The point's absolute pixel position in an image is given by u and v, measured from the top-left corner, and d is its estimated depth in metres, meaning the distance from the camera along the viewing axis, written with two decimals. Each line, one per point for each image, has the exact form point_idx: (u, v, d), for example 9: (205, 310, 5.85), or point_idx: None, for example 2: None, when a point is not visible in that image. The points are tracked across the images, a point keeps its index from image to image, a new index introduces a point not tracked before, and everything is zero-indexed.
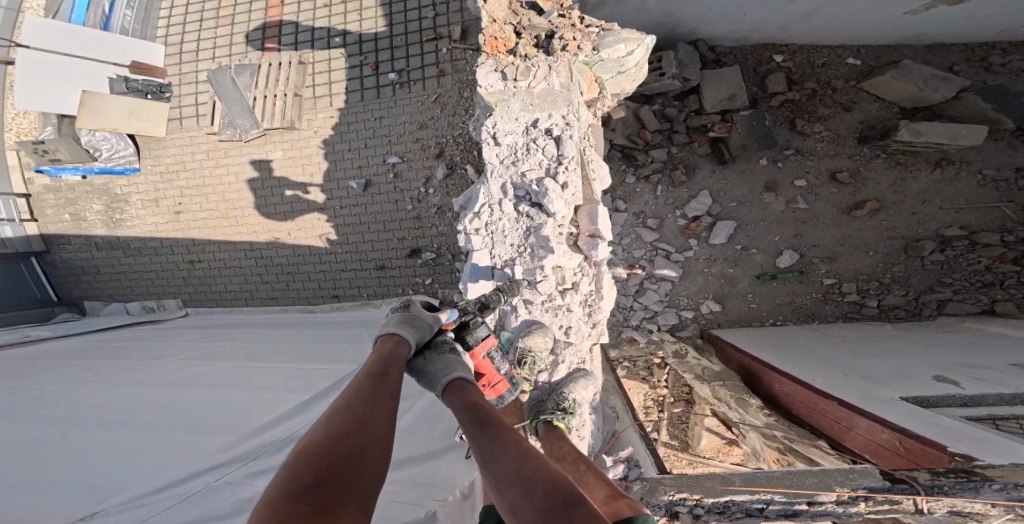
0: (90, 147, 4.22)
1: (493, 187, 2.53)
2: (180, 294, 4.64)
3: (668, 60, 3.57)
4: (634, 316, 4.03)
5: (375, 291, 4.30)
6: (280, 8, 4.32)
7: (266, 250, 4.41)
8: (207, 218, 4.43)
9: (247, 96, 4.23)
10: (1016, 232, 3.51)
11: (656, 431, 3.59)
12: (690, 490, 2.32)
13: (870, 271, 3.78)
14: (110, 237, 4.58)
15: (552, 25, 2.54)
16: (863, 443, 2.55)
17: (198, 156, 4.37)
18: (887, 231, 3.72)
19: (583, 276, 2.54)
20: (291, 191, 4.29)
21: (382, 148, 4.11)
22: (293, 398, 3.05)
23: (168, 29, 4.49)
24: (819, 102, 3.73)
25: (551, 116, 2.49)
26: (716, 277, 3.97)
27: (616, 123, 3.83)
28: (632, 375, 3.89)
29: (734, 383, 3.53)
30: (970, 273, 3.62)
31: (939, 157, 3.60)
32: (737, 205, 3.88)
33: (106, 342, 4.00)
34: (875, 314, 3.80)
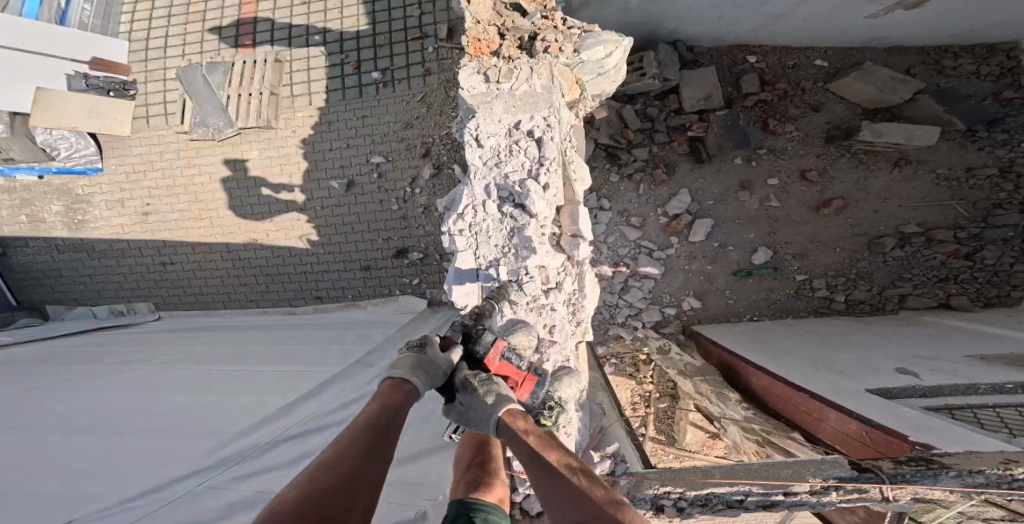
0: (46, 146, 4.01)
1: (476, 188, 2.49)
2: (152, 297, 4.51)
3: (648, 60, 3.65)
4: (620, 313, 4.08)
5: (360, 292, 4.26)
6: (255, 4, 4.22)
7: (243, 252, 4.32)
8: (179, 218, 4.31)
9: (220, 94, 4.11)
10: (968, 228, 3.68)
11: (643, 427, 3.71)
12: (681, 485, 2.39)
13: (839, 267, 3.91)
14: (72, 239, 4.42)
15: (535, 27, 2.60)
16: (834, 434, 2.64)
17: (169, 156, 4.24)
18: (852, 229, 3.86)
19: (567, 275, 2.56)
20: (269, 191, 4.20)
21: (365, 148, 4.07)
22: (274, 401, 3.15)
23: (132, 25, 4.31)
24: (790, 103, 3.83)
25: (533, 118, 2.48)
26: (696, 274, 4.06)
27: (600, 123, 3.85)
28: (620, 373, 3.95)
29: (714, 378, 3.61)
30: (927, 269, 3.79)
31: (899, 156, 3.75)
32: (714, 203, 3.98)
33: (70, 348, 3.86)
34: (843, 309, 3.94)
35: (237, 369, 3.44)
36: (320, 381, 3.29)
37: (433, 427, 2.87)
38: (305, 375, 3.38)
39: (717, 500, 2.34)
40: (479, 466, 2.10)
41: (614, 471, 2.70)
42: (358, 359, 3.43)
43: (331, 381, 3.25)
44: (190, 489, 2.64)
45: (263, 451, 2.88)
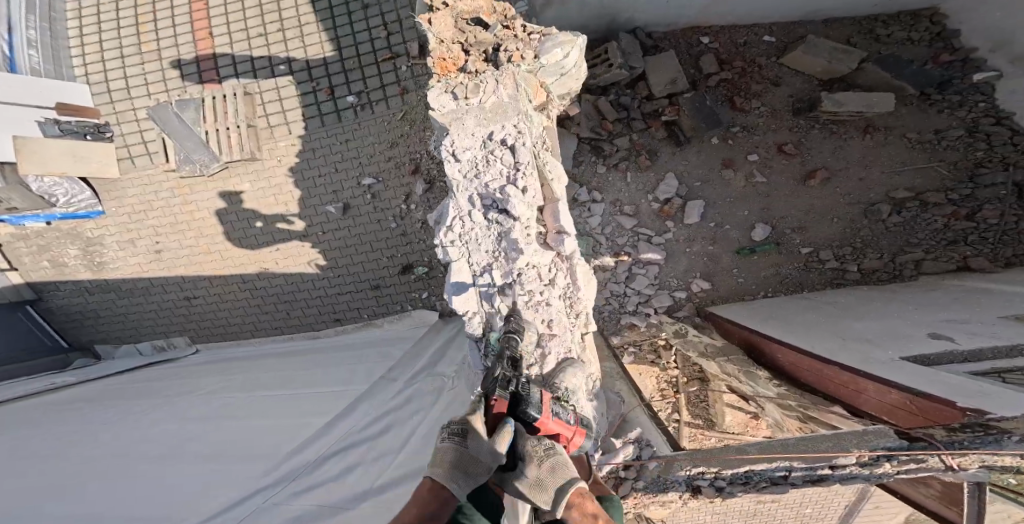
0: (44, 194, 4.05)
1: (461, 199, 2.43)
2: (186, 330, 4.65)
3: (613, 50, 3.61)
4: (629, 302, 3.99)
5: (375, 311, 4.34)
6: (210, 39, 4.26)
7: (258, 281, 4.44)
8: (190, 254, 4.45)
9: (200, 131, 4.15)
10: (958, 190, 3.65)
11: (676, 413, 3.76)
12: (706, 464, 2.50)
13: (842, 237, 3.84)
14: (98, 279, 4.58)
15: (497, 38, 2.55)
16: (878, 405, 2.45)
17: (166, 196, 4.36)
18: (845, 197, 3.82)
19: (557, 271, 2.44)
20: (269, 220, 4.32)
21: (354, 171, 4.17)
22: (315, 421, 3.22)
23: (86, 67, 4.34)
24: (750, 80, 3.85)
25: (504, 127, 2.43)
26: (698, 255, 3.98)
27: (580, 118, 3.85)
28: (639, 361, 3.88)
29: (739, 358, 3.53)
30: (932, 233, 3.70)
31: (865, 124, 3.80)
32: (702, 184, 3.93)
33: (124, 385, 3.97)
34: (858, 279, 3.81)
35: (269, 394, 3.52)
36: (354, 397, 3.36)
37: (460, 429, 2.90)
38: (338, 394, 3.46)
39: (759, 476, 2.44)
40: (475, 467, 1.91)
41: (639, 455, 2.73)
42: (382, 375, 3.50)
43: (360, 398, 3.31)
44: (258, 507, 2.72)
45: (314, 468, 2.93)
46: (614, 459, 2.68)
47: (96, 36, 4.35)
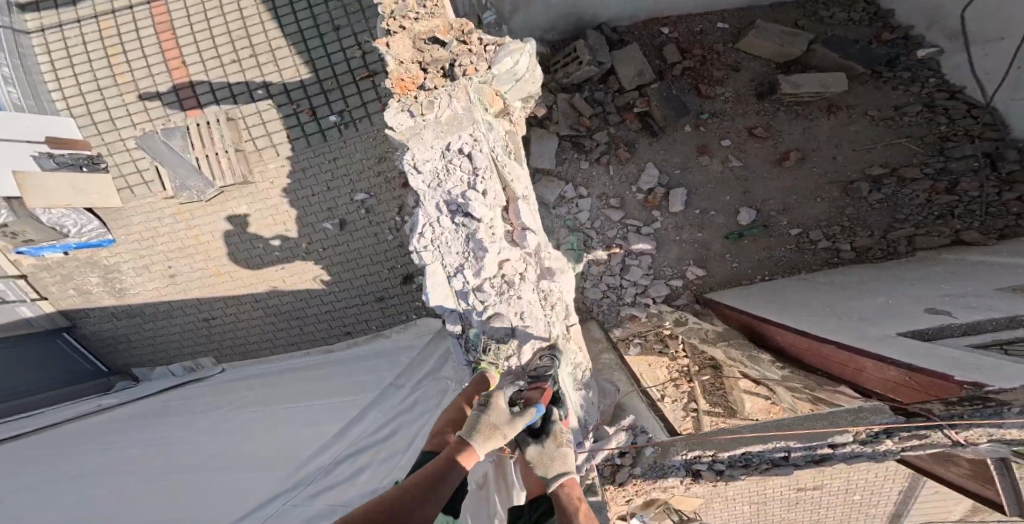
0: (55, 225, 4.18)
1: (429, 208, 2.49)
2: (211, 350, 4.76)
3: (581, 49, 3.79)
4: (627, 293, 4.03)
5: (382, 322, 4.46)
6: (184, 67, 4.31)
7: (269, 299, 4.55)
8: (201, 278, 4.54)
9: (190, 157, 4.18)
10: (931, 164, 3.75)
11: (694, 402, 3.82)
12: (700, 448, 2.58)
13: (829, 217, 3.90)
14: (123, 305, 4.66)
15: (453, 54, 2.58)
16: (882, 383, 2.41)
17: (166, 222, 4.43)
18: (823, 177, 3.91)
19: (526, 267, 2.51)
20: (267, 241, 4.41)
21: (346, 188, 4.28)
22: (330, 428, 3.20)
23: (67, 102, 4.36)
24: (711, 67, 4.03)
25: (461, 138, 2.49)
26: (689, 242, 4.03)
27: (558, 117, 3.95)
28: (646, 351, 3.90)
29: (738, 342, 3.53)
30: (918, 207, 3.75)
31: (828, 104, 3.93)
32: (681, 171, 4.02)
33: (163, 403, 4.05)
34: (853, 258, 3.83)
35: (283, 408, 3.55)
36: (365, 405, 3.34)
37: None
38: (349, 404, 3.43)
39: (760, 460, 2.48)
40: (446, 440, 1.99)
41: (635, 441, 2.77)
42: (390, 383, 3.48)
43: (370, 406, 3.30)
44: (279, 509, 2.63)
45: (329, 471, 2.89)
46: (608, 444, 2.73)
47: (68, 69, 4.36)
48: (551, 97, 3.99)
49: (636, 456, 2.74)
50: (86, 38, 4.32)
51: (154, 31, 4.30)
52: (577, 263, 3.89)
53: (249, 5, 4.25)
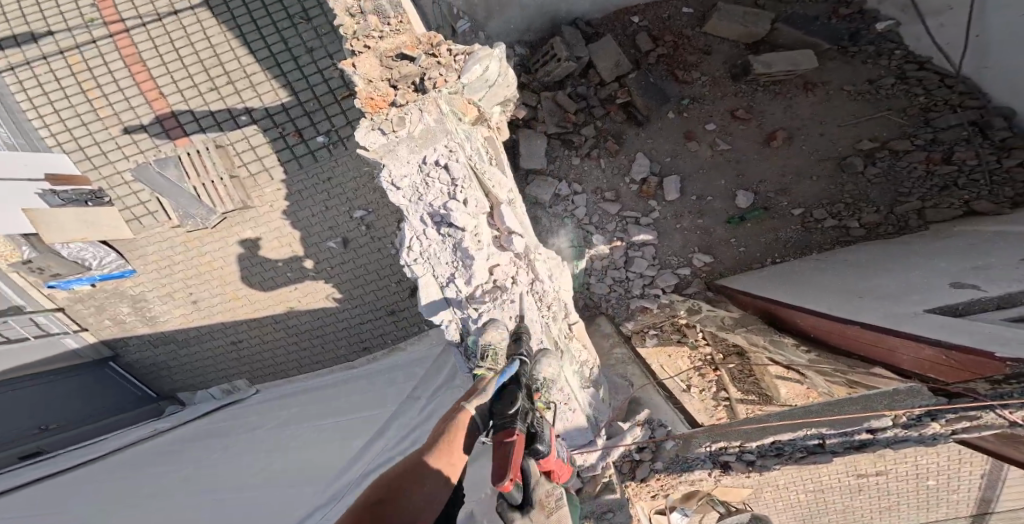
0: (76, 259, 4.34)
1: (414, 221, 2.50)
2: (244, 372, 4.89)
3: (558, 46, 4.00)
4: (635, 285, 4.04)
5: (396, 334, 4.61)
6: (163, 98, 4.54)
7: (286, 319, 4.69)
8: (218, 303, 4.69)
9: (185, 187, 4.37)
10: (921, 135, 3.86)
11: (724, 390, 3.65)
12: (721, 437, 2.46)
13: (830, 195, 3.96)
14: (157, 332, 4.80)
15: (422, 68, 2.70)
16: (918, 363, 2.19)
17: (173, 250, 4.60)
18: (814, 155, 4.02)
19: (518, 269, 2.54)
20: (277, 263, 4.57)
21: (344, 206, 4.48)
22: (356, 443, 3.13)
23: (56, 138, 4.51)
24: (685, 52, 4.23)
25: (436, 150, 2.49)
26: (691, 230, 4.10)
27: (545, 116, 4.13)
28: (666, 341, 3.85)
29: (757, 328, 3.39)
30: (919, 180, 3.82)
31: (804, 82, 4.11)
32: (671, 159, 4.16)
33: (204, 425, 4.02)
34: (864, 234, 3.85)
35: (303, 426, 3.51)
36: (384, 419, 3.27)
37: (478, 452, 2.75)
38: (368, 419, 3.36)
39: (793, 448, 2.31)
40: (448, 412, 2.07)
41: (653, 435, 2.81)
42: (407, 395, 3.42)
43: (392, 418, 3.24)
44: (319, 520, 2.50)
45: (362, 482, 2.76)
46: (625, 440, 2.71)
47: (51, 106, 4.53)
48: (534, 97, 4.15)
49: (656, 451, 2.72)
50: (58, 72, 4.53)
51: (126, 65, 4.54)
52: (579, 259, 4.00)
53: (215, 31, 4.54)
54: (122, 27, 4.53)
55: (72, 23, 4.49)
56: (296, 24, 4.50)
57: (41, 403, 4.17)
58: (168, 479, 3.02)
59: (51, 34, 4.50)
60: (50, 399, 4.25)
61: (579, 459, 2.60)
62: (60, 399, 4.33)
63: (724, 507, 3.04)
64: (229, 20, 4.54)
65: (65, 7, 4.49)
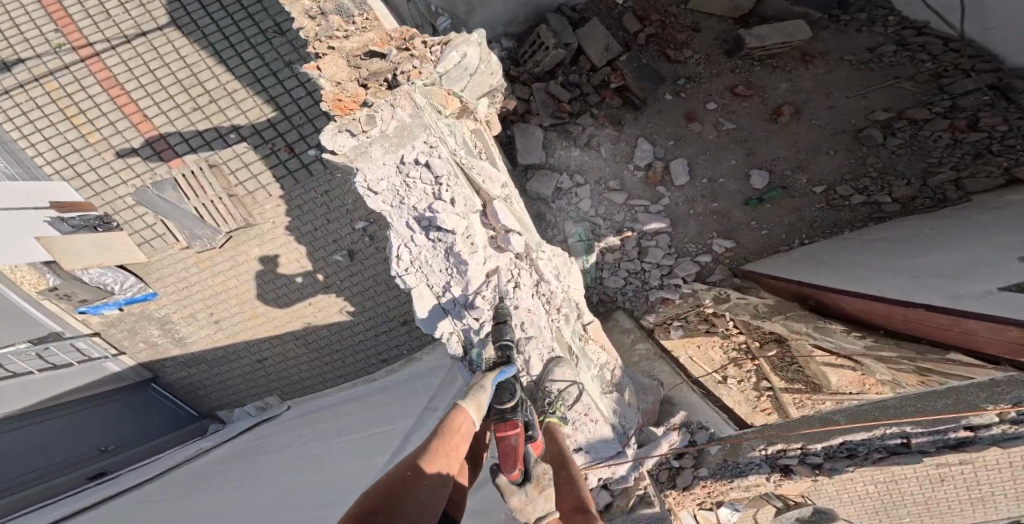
0: (99, 284, 4.42)
1: (400, 227, 2.45)
2: (274, 390, 4.97)
3: (545, 35, 3.96)
4: (652, 276, 3.89)
5: (412, 345, 4.68)
6: (149, 121, 4.56)
7: (305, 335, 4.76)
8: (239, 322, 4.75)
9: (187, 207, 4.41)
10: (939, 103, 3.74)
11: (766, 381, 3.48)
12: (778, 439, 2.34)
13: (853, 169, 3.80)
14: (188, 354, 4.88)
15: (394, 64, 2.76)
16: (1003, 345, 1.83)
17: (188, 272, 4.65)
18: (827, 128, 3.91)
19: (519, 270, 2.49)
20: (292, 278, 4.64)
21: (344, 218, 4.55)
22: (379, 462, 3.02)
23: (52, 165, 4.49)
24: (673, 31, 4.17)
25: (414, 147, 2.42)
26: (707, 215, 3.96)
27: (538, 107, 4.06)
28: (693, 332, 3.69)
29: (797, 312, 2.99)
30: (946, 150, 3.66)
31: (801, 54, 4.06)
32: (675, 142, 4.06)
33: (246, 441, 3.99)
34: (899, 210, 3.63)
35: (324, 445, 3.45)
36: (402, 435, 3.17)
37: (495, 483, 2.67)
38: (387, 435, 3.27)
39: (868, 449, 2.22)
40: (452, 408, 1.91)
41: (693, 440, 2.65)
42: (426, 407, 3.31)
43: (412, 432, 3.11)
44: None
45: None
46: (660, 449, 2.58)
47: (39, 135, 4.51)
48: (527, 89, 4.07)
49: (699, 457, 2.58)
50: (37, 99, 4.53)
51: (104, 89, 4.56)
52: (589, 253, 3.89)
53: (188, 50, 4.60)
54: (91, 51, 4.57)
55: (40, 49, 4.53)
56: (270, 38, 4.58)
57: (103, 426, 4.50)
58: (203, 499, 3.06)
59: (22, 62, 4.52)
60: (109, 421, 4.56)
61: (608, 471, 2.52)
62: (117, 420, 4.62)
63: (783, 501, 2.62)
64: (201, 38, 4.61)
65: (29, 35, 4.53)
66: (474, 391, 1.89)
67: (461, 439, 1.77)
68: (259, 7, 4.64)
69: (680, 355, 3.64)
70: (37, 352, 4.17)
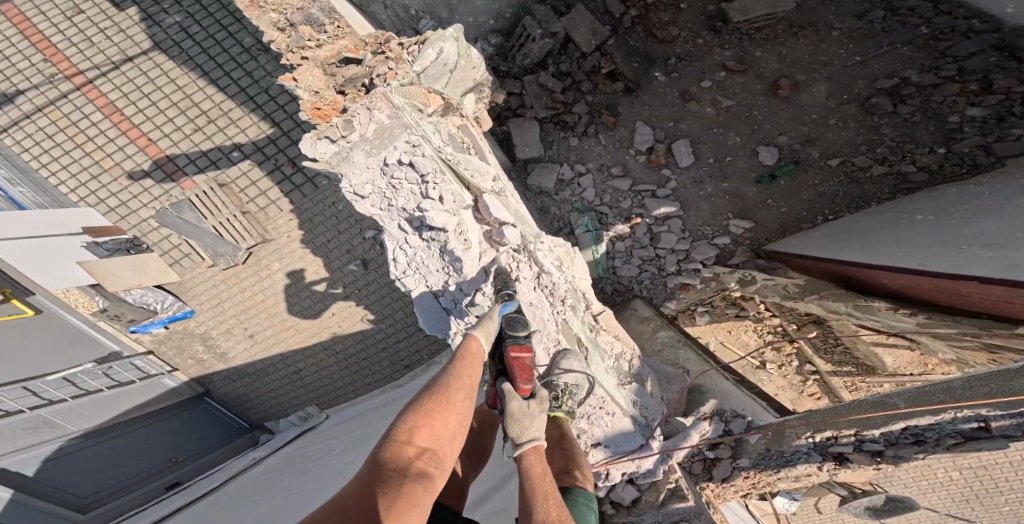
0: (142, 303, 4.56)
1: (393, 230, 2.61)
2: (312, 399, 4.96)
3: (530, 26, 3.89)
4: (668, 262, 3.78)
5: (431, 348, 4.66)
6: (154, 144, 4.62)
7: (334, 344, 4.77)
8: (269, 335, 4.78)
9: (206, 226, 4.46)
10: (945, 67, 3.56)
11: (810, 363, 3.36)
12: (827, 428, 2.19)
13: (867, 139, 3.64)
14: (235, 368, 4.90)
15: (370, 67, 2.80)
16: None
17: (216, 290, 4.69)
18: (831, 100, 3.76)
19: (517, 261, 2.49)
20: (314, 290, 4.67)
21: (354, 227, 4.57)
22: None
23: (78, 192, 4.54)
24: (657, 11, 4.04)
25: (396, 148, 2.42)
26: (720, 197, 3.84)
27: (531, 101, 3.99)
28: (720, 317, 3.57)
29: (835, 293, 2.80)
30: (962, 116, 3.47)
31: (790, 25, 3.91)
32: (674, 123, 3.98)
33: (299, 448, 3.94)
34: (926, 179, 3.44)
35: (353, 452, 3.44)
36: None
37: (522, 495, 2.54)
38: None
39: (939, 435, 2.09)
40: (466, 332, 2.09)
41: (729, 429, 2.54)
42: None
43: None
44: None
45: None
46: (690, 441, 2.49)
47: (55, 161, 4.56)
48: (518, 83, 4.01)
49: (738, 447, 2.53)
50: (44, 129, 4.59)
51: (104, 115, 4.63)
52: (597, 243, 3.81)
53: (177, 73, 4.67)
54: (83, 78, 4.62)
55: (35, 80, 4.60)
56: (255, 56, 4.65)
57: (154, 440, 4.88)
58: (246, 508, 3.14)
59: (22, 93, 4.59)
60: (161, 435, 4.92)
61: (632, 466, 2.52)
62: (168, 434, 4.95)
63: (848, 491, 2.77)
64: (186, 61, 4.68)
65: (21, 67, 4.60)
66: (483, 322, 2.10)
67: (478, 361, 1.99)
68: (239, 26, 4.69)
69: (710, 341, 3.60)
70: (104, 371, 4.58)
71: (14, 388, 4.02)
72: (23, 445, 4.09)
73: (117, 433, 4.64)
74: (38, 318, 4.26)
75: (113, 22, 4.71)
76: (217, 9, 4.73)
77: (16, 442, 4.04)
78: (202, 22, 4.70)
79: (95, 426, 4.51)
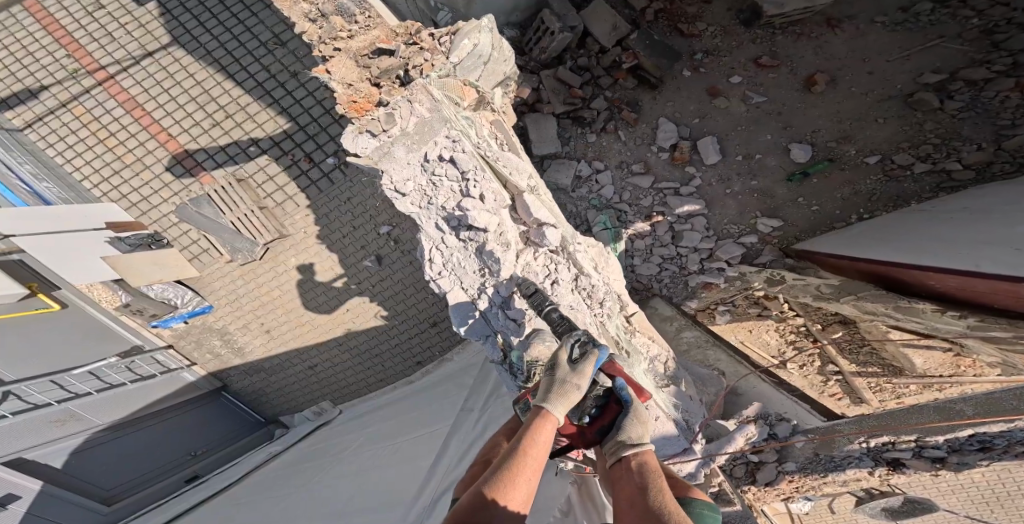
0: (164, 297, 4.61)
1: (430, 230, 2.54)
2: (326, 395, 4.99)
3: (549, 19, 3.82)
4: (691, 261, 3.74)
5: (443, 345, 4.66)
6: (174, 139, 4.66)
7: (347, 341, 4.80)
8: (287, 331, 4.81)
9: (224, 221, 4.48)
10: (998, 61, 3.47)
11: (833, 362, 3.33)
12: (883, 433, 2.24)
13: (909, 138, 3.56)
14: (252, 363, 4.95)
15: (404, 59, 2.81)
16: None
17: (234, 285, 4.73)
18: (870, 95, 3.68)
19: (557, 264, 2.53)
20: (329, 286, 4.68)
21: (369, 223, 4.60)
22: (421, 464, 2.99)
23: (102, 188, 4.59)
24: (682, 5, 4.03)
25: (436, 143, 2.44)
26: (746, 194, 3.79)
27: (549, 96, 3.96)
28: (744, 317, 3.54)
29: (872, 292, 2.66)
30: (1018, 110, 3.37)
31: (825, 19, 3.86)
32: (701, 119, 3.93)
33: (320, 441, 3.99)
34: (974, 176, 3.36)
35: (368, 451, 3.41)
36: (443, 433, 3.16)
37: (551, 499, 2.54)
38: (427, 435, 3.24)
39: (1008, 441, 2.13)
40: (540, 416, 1.89)
41: (774, 433, 2.60)
42: (462, 407, 3.31)
43: (451, 434, 3.10)
44: None
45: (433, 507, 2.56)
46: (735, 445, 2.51)
47: (77, 157, 4.61)
48: (536, 77, 3.98)
49: (783, 452, 2.58)
50: (68, 125, 4.64)
51: (125, 111, 4.67)
52: (616, 241, 3.81)
53: (195, 67, 4.70)
54: (106, 73, 4.67)
55: (59, 75, 4.65)
56: (272, 49, 4.67)
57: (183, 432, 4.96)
58: (269, 504, 3.08)
59: (46, 89, 4.65)
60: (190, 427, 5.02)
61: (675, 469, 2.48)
62: (199, 425, 5.06)
63: (865, 492, 2.88)
64: (204, 55, 4.71)
65: (44, 62, 4.66)
66: (567, 393, 1.92)
67: (545, 451, 1.82)
68: (256, 18, 4.72)
69: (731, 339, 3.55)
70: (127, 365, 4.64)
71: (41, 381, 4.06)
72: (52, 438, 4.06)
73: (160, 420, 4.81)
74: (64, 312, 4.39)
75: (134, 18, 4.76)
76: (235, 3, 4.76)
77: (44, 433, 4.02)
78: (218, 14, 4.74)
79: (118, 420, 4.48)
